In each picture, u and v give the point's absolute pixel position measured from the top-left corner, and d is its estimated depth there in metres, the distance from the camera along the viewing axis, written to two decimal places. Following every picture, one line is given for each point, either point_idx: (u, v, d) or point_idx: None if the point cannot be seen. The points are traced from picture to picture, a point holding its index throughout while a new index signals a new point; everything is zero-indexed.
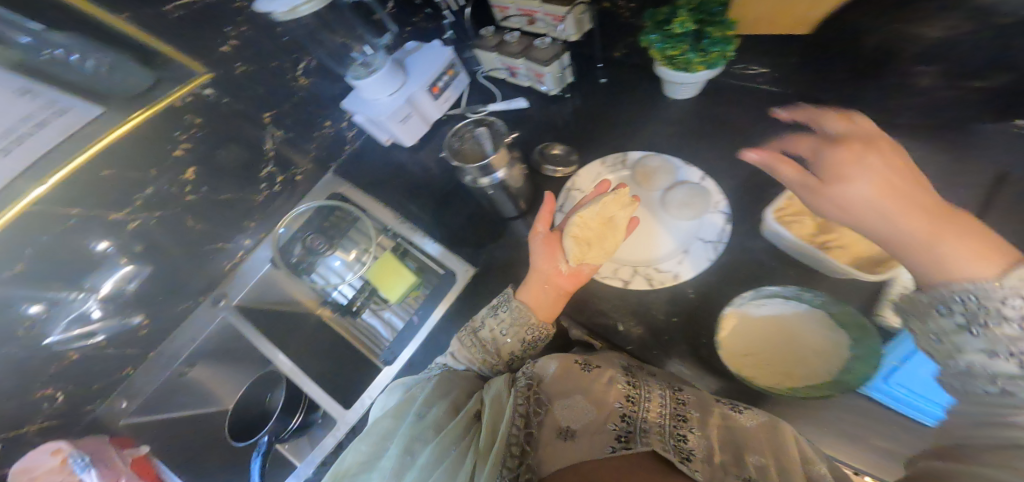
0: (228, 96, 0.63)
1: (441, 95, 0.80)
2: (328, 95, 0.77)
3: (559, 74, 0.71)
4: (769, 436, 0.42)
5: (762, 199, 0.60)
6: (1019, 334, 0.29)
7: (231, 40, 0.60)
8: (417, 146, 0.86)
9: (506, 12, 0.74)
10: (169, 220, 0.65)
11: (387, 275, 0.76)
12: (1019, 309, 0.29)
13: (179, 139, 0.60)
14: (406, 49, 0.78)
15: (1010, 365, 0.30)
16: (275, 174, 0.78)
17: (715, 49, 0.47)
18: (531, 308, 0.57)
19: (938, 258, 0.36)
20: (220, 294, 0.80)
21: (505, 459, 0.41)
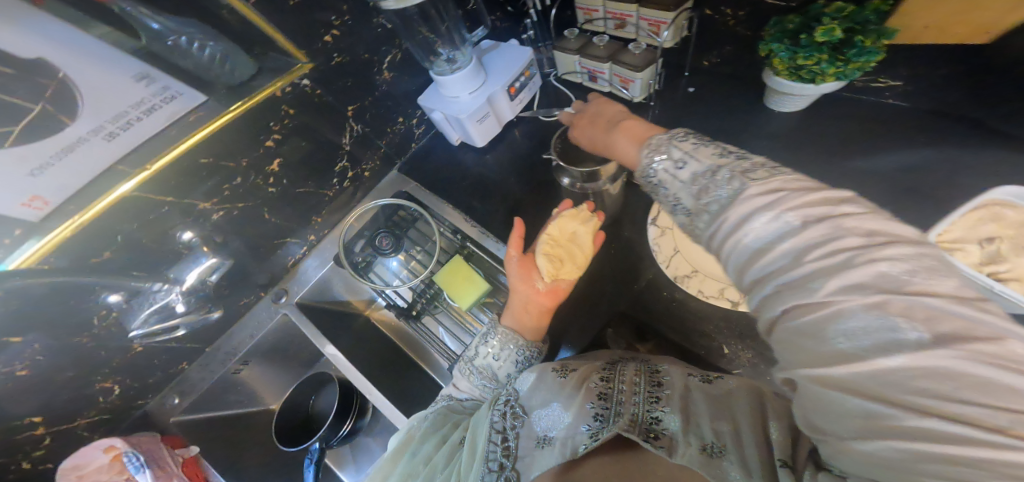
0: (318, 87, 0.63)
1: (516, 95, 0.78)
2: (406, 90, 0.77)
3: (648, 81, 0.69)
4: (737, 409, 0.38)
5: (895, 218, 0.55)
6: (670, 194, 0.40)
7: (331, 29, 0.60)
8: (487, 148, 0.84)
9: (592, 16, 0.74)
10: (247, 213, 0.65)
11: (458, 282, 0.73)
12: (658, 175, 0.41)
13: (273, 129, 0.61)
14: (482, 48, 0.77)
15: (682, 219, 0.38)
16: (347, 169, 0.76)
17: (861, 59, 0.47)
18: (517, 330, 0.59)
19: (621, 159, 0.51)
20: (280, 291, 0.77)
21: (485, 475, 0.38)
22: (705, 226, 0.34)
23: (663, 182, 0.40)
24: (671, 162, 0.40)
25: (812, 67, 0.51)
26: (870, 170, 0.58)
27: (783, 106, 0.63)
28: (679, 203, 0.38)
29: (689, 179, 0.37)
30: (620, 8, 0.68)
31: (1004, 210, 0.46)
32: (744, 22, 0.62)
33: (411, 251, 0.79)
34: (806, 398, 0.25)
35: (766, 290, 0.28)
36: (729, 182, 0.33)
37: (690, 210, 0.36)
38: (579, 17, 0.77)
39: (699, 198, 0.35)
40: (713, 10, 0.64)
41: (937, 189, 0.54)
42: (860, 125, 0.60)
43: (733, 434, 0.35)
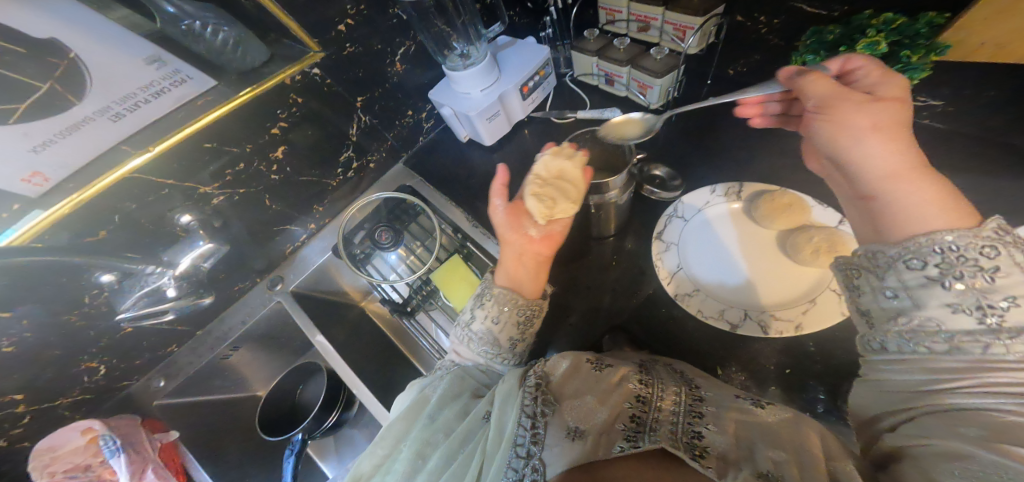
0: (329, 77, 0.62)
1: (529, 94, 0.76)
2: (418, 83, 0.75)
3: (667, 88, 0.69)
4: (794, 439, 0.35)
5: None
6: (991, 287, 0.30)
7: (346, 18, 0.59)
8: (495, 146, 0.83)
9: (615, 17, 0.72)
10: (248, 199, 0.64)
11: (455, 281, 0.72)
12: (999, 260, 0.31)
13: (279, 117, 0.60)
14: (498, 44, 0.75)
15: (974, 319, 0.31)
16: (353, 160, 0.75)
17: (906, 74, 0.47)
18: (514, 287, 0.57)
19: (901, 196, 0.37)
20: (275, 277, 0.76)
21: (512, 458, 0.36)
22: (1009, 344, 0.29)
23: (999, 270, 0.31)
24: (1016, 258, 0.31)
25: None
26: None
27: None
28: (996, 297, 0.30)
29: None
30: (646, 10, 0.66)
31: None
32: (770, 33, 0.60)
33: (410, 246, 0.77)
34: (957, 458, 0.26)
35: (1019, 397, 0.28)
36: None
37: (1007, 322, 0.30)
38: (601, 17, 0.74)
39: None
40: (745, 17, 0.60)
41: None
42: None
43: (791, 468, 0.32)
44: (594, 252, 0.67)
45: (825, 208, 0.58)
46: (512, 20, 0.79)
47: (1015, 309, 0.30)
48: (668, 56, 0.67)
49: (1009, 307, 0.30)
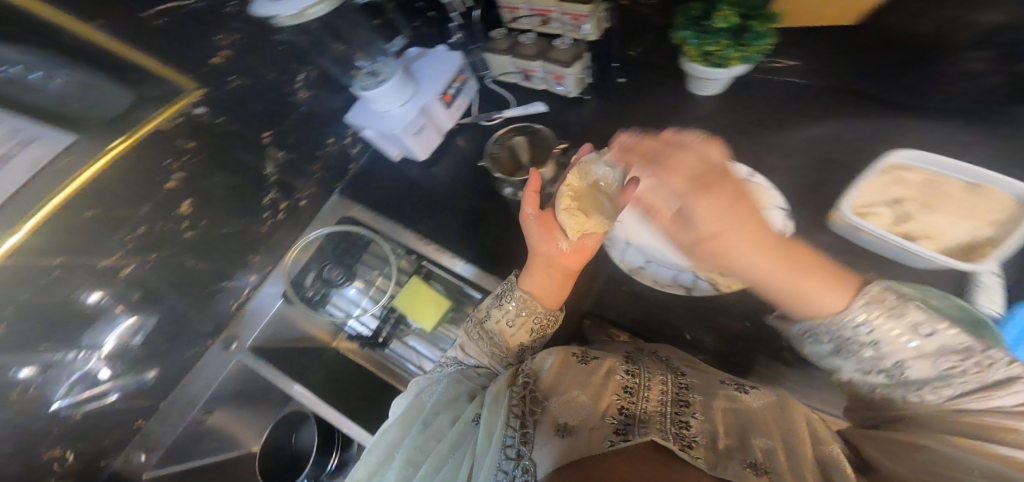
0: (220, 114, 0.58)
1: (452, 102, 0.78)
2: (333, 109, 0.75)
3: (580, 75, 0.73)
4: (778, 418, 0.41)
5: (822, 192, 0.58)
6: (880, 355, 0.37)
7: (222, 51, 0.55)
8: (431, 160, 0.83)
9: (517, 14, 0.74)
10: (165, 262, 0.60)
11: (421, 304, 0.75)
12: (874, 333, 0.37)
13: (171, 168, 0.55)
14: (409, 56, 0.75)
15: (882, 377, 0.38)
16: (279, 200, 0.75)
17: (755, 44, 0.50)
18: (536, 296, 0.58)
19: (803, 295, 0.41)
20: (229, 337, 0.75)
21: (501, 460, 0.38)
22: (920, 393, 0.35)
23: (879, 342, 0.37)
24: (897, 327, 0.36)
25: (717, 51, 0.53)
26: (790, 146, 0.61)
27: (700, 90, 0.66)
28: (892, 367, 0.37)
29: (931, 351, 0.35)
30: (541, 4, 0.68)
31: (903, 174, 0.47)
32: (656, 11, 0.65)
33: (368, 278, 0.79)
34: (916, 453, 0.33)
35: (957, 403, 0.33)
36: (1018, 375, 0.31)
37: (907, 377, 0.36)
38: (505, 16, 0.77)
39: (939, 370, 0.34)
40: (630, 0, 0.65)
41: (853, 162, 0.58)
42: (777, 104, 0.64)
43: (777, 451, 0.36)
44: None
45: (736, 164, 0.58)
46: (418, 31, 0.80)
47: (911, 369, 0.36)
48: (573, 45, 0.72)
49: (903, 368, 0.36)
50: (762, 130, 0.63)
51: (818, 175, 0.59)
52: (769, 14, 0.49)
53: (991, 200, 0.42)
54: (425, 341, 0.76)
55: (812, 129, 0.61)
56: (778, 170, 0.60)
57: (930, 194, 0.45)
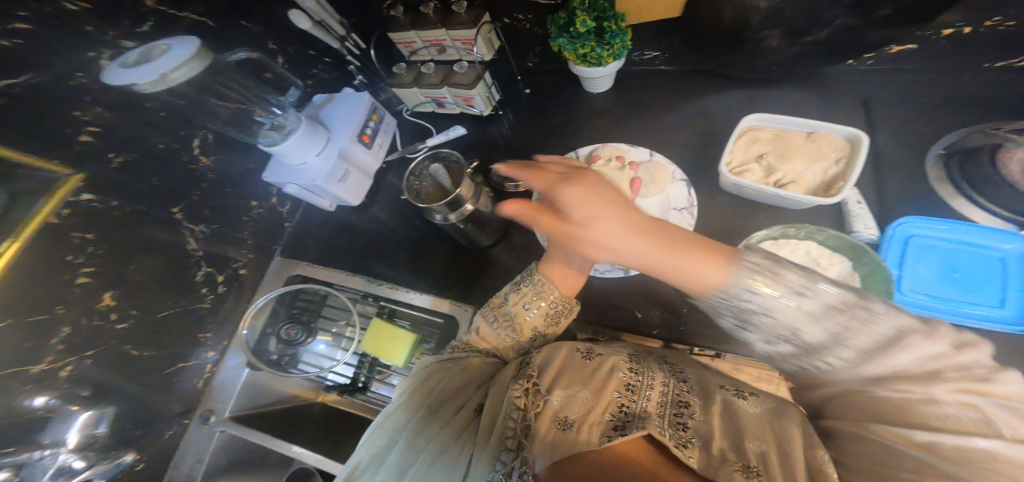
0: (113, 198, 0.57)
1: (372, 141, 0.80)
2: (247, 171, 0.76)
3: (485, 94, 0.76)
4: (775, 426, 0.40)
5: (709, 158, 0.65)
6: (774, 323, 0.35)
7: (84, 127, 0.52)
8: (365, 203, 0.85)
9: (414, 47, 0.79)
10: (105, 355, 0.59)
11: (385, 343, 0.71)
12: (759, 299, 0.35)
13: (74, 263, 0.54)
14: (315, 105, 0.78)
15: (787, 346, 0.36)
16: (214, 275, 0.74)
17: (617, 41, 0.60)
18: (557, 282, 0.54)
19: (678, 266, 0.40)
20: (207, 411, 0.74)
21: (502, 451, 0.41)
22: (828, 359, 0.34)
23: (770, 309, 0.35)
24: (767, 287, 0.35)
25: (590, 53, 0.62)
26: (674, 125, 0.69)
27: (593, 89, 0.74)
28: (788, 332, 0.35)
29: (815, 311, 0.34)
30: (433, 34, 0.73)
31: (756, 133, 0.55)
32: (534, 23, 0.72)
33: (334, 330, 0.79)
34: (863, 443, 0.33)
35: (881, 367, 0.32)
36: (889, 316, 0.32)
37: (809, 342, 0.34)
38: (404, 51, 0.81)
39: (832, 332, 0.33)
40: (509, 18, 0.72)
41: (725, 129, 0.66)
42: (656, 89, 0.72)
43: (770, 453, 0.37)
44: (490, 259, 0.74)
45: (637, 148, 0.66)
46: (318, 76, 0.83)
47: (807, 333, 0.34)
48: (470, 68, 0.75)
49: (802, 334, 0.34)
50: (647, 115, 0.71)
51: (703, 145, 0.66)
52: (617, 14, 0.60)
53: (828, 140, 0.51)
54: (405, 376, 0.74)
55: (690, 106, 0.69)
56: (669, 149, 0.67)
57: (782, 145, 0.53)
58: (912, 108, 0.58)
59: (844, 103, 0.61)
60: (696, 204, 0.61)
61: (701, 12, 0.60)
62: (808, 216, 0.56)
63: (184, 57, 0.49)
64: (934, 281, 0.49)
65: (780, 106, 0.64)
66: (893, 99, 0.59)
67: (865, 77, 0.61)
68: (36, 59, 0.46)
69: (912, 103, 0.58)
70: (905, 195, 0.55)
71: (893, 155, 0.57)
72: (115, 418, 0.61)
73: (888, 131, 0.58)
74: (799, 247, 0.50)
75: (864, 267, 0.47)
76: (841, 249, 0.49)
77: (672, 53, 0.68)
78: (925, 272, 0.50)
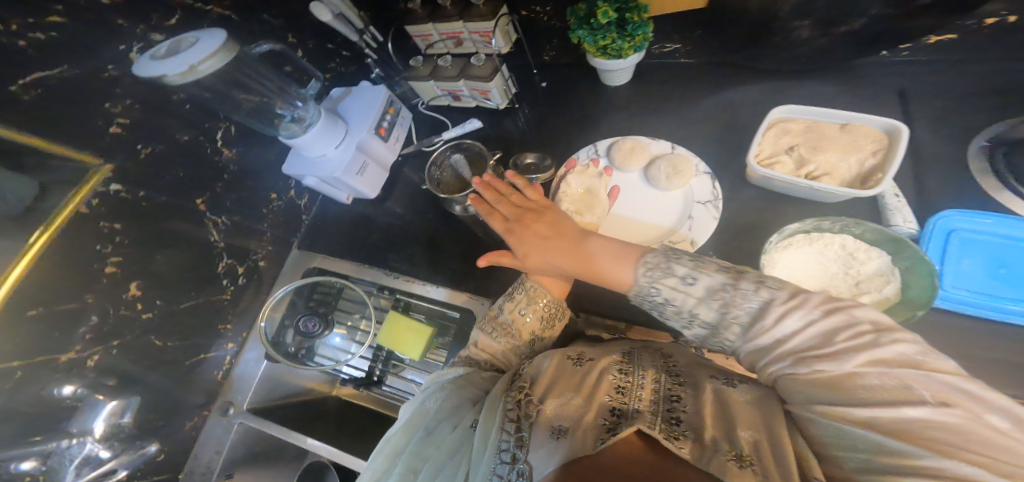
0: (140, 189, 0.57)
1: (388, 134, 0.79)
2: (267, 165, 0.76)
3: (503, 87, 0.76)
4: (757, 409, 0.37)
5: (733, 152, 0.63)
6: (680, 309, 0.43)
7: (115, 118, 0.53)
8: (381, 196, 0.85)
9: (430, 40, 0.78)
10: (131, 344, 0.60)
11: (402, 336, 0.71)
12: (663, 293, 0.43)
13: (103, 253, 0.54)
14: (334, 98, 0.78)
15: (701, 329, 0.42)
16: (235, 266, 0.74)
17: (639, 33, 0.59)
18: (546, 285, 0.57)
19: (605, 267, 0.49)
20: (226, 403, 0.74)
21: (496, 465, 0.38)
22: (732, 337, 0.40)
23: (669, 300, 0.43)
24: (665, 284, 0.43)
25: (611, 45, 0.61)
26: (697, 118, 0.67)
27: (612, 82, 0.73)
28: (687, 319, 0.42)
29: (702, 296, 0.41)
30: (451, 27, 0.72)
31: (786, 124, 0.54)
32: (553, 15, 0.71)
33: (349, 323, 0.79)
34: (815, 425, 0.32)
35: (809, 350, 0.34)
36: (753, 294, 0.38)
37: (708, 322, 0.41)
38: (420, 44, 0.81)
39: (719, 312, 0.40)
40: (528, 10, 0.72)
41: (750, 122, 0.64)
42: (678, 81, 0.70)
43: (764, 442, 0.34)
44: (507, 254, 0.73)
45: (658, 140, 0.65)
46: (336, 70, 0.83)
47: (701, 315, 0.41)
48: (487, 60, 0.75)
49: (697, 318, 0.42)
50: (668, 108, 0.70)
51: (727, 138, 0.65)
52: (639, 6, 0.59)
53: (861, 132, 0.50)
54: (421, 370, 0.74)
55: (713, 98, 0.67)
56: (691, 142, 0.66)
57: (813, 137, 0.52)
58: (947, 99, 0.56)
59: (876, 95, 0.59)
60: (721, 198, 0.59)
61: (725, 3, 0.59)
62: (840, 209, 0.55)
63: (212, 48, 0.50)
64: (979, 277, 0.47)
65: (808, 97, 0.62)
66: (927, 90, 0.57)
67: (899, 67, 0.59)
68: (69, 52, 0.47)
69: (948, 94, 0.56)
70: (943, 188, 0.53)
71: (928, 147, 0.55)
72: (139, 406, 0.62)
73: (921, 123, 0.56)
74: (833, 241, 0.49)
75: (904, 262, 0.45)
76: (881, 242, 0.47)
77: (693, 45, 0.67)
78: (968, 267, 0.48)
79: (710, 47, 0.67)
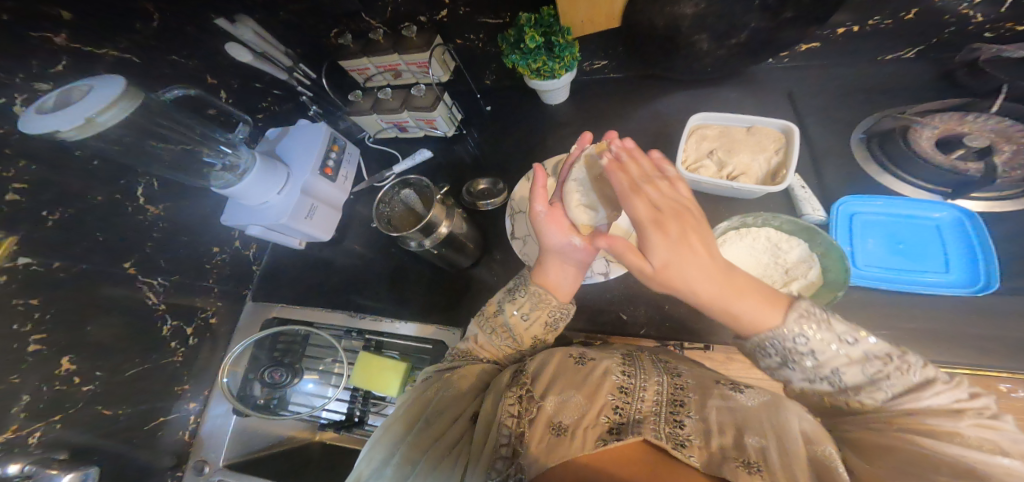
0: (56, 259, 0.54)
1: (335, 174, 0.78)
2: (206, 218, 0.74)
3: (448, 114, 0.77)
4: (770, 415, 0.41)
5: (668, 156, 0.68)
6: (820, 364, 0.39)
7: (12, 184, 0.48)
8: (336, 237, 0.84)
9: (367, 73, 0.79)
10: (72, 421, 0.56)
11: (375, 376, 0.70)
12: (810, 343, 0.39)
13: (22, 332, 0.51)
14: (270, 138, 0.77)
15: (826, 384, 0.39)
16: (183, 327, 0.71)
17: (566, 53, 0.62)
18: (551, 288, 0.55)
19: (749, 311, 0.41)
20: (200, 462, 0.70)
21: (497, 458, 0.42)
22: (858, 397, 0.38)
23: (816, 351, 0.38)
24: (818, 334, 0.38)
25: (542, 66, 0.64)
26: (633, 127, 0.71)
27: (553, 101, 0.76)
28: (827, 370, 0.38)
29: (860, 357, 0.38)
30: (386, 60, 0.73)
31: (703, 131, 0.58)
32: (488, 42, 0.73)
33: (321, 368, 0.77)
34: (885, 452, 0.35)
35: (923, 406, 0.35)
36: (918, 369, 0.37)
37: (845, 382, 0.38)
38: (358, 78, 0.81)
39: (868, 376, 0.37)
40: (463, 40, 0.73)
41: (679, 127, 0.69)
42: (611, 95, 0.74)
43: (768, 444, 0.39)
44: (472, 278, 0.74)
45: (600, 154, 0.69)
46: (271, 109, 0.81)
47: (844, 373, 0.38)
48: (429, 89, 0.75)
49: (840, 375, 0.38)
50: (607, 120, 0.73)
51: (664, 145, 0.69)
52: (563, 28, 0.61)
53: (764, 133, 0.55)
54: None
55: (644, 108, 0.72)
56: None
57: (727, 140, 0.57)
58: (842, 91, 0.63)
59: (783, 95, 0.66)
60: None
61: (638, 22, 0.63)
62: (765, 203, 0.60)
63: (110, 99, 0.47)
64: (882, 255, 0.53)
65: (732, 99, 0.68)
66: (828, 85, 0.64)
67: (798, 67, 0.66)
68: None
69: (843, 88, 0.63)
70: (849, 174, 0.59)
71: (833, 138, 0.61)
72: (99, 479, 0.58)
73: (828, 116, 0.63)
74: (759, 234, 0.54)
75: (820, 247, 0.51)
76: (796, 232, 0.53)
77: (621, 61, 0.71)
78: (873, 246, 0.54)
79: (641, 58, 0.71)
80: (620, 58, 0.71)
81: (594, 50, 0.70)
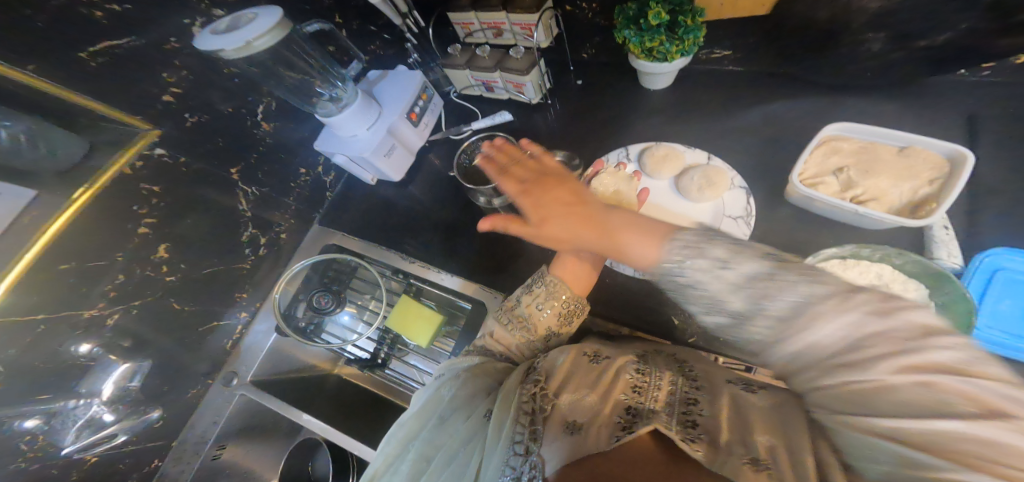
0: (179, 153, 0.58)
1: (419, 120, 0.79)
2: (299, 138, 0.77)
3: (538, 81, 0.75)
4: (779, 415, 0.35)
5: (772, 166, 0.62)
6: (709, 293, 0.33)
7: (169, 89, 0.55)
8: (404, 180, 0.85)
9: (471, 29, 0.78)
10: (155, 302, 0.61)
11: (410, 322, 0.71)
12: (694, 276, 0.34)
13: (138, 213, 0.55)
14: (370, 80, 0.78)
15: (724, 318, 0.33)
16: (258, 237, 0.75)
17: (689, 37, 0.58)
18: (569, 281, 0.56)
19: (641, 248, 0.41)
20: (229, 374, 0.74)
21: (510, 457, 0.37)
22: (752, 331, 0.31)
23: (701, 282, 0.34)
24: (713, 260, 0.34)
25: (658, 48, 0.60)
26: (738, 128, 0.66)
27: (652, 85, 0.72)
28: (716, 305, 0.33)
29: (738, 284, 0.32)
30: (493, 17, 0.71)
31: (838, 143, 0.53)
32: (601, 13, 0.70)
33: (359, 302, 0.79)
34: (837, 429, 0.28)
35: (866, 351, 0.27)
36: (800, 291, 0.30)
37: (736, 314, 0.32)
38: (460, 33, 0.80)
39: (779, 306, 0.30)
40: (572, 6, 0.71)
41: (793, 136, 0.63)
42: (722, 89, 0.69)
43: (780, 446, 0.32)
44: (528, 249, 0.72)
45: (693, 149, 0.64)
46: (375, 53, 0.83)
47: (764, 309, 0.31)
48: (526, 53, 0.74)
49: (751, 309, 0.31)
50: (710, 116, 0.68)
51: (769, 153, 0.63)
52: (694, 9, 0.57)
53: (923, 157, 0.48)
54: (426, 358, 0.74)
55: (753, 111, 0.66)
56: (726, 152, 0.65)
57: (866, 160, 0.51)
58: (1008, 126, 0.54)
59: (929, 123, 0.58)
60: (753, 215, 0.59)
61: (791, 9, 0.57)
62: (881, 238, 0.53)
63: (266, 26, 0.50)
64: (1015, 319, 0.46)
65: (863, 116, 0.61)
66: (995, 117, 0.54)
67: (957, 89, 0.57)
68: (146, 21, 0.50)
69: (1005, 123, 0.54)
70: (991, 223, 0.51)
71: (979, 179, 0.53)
72: (151, 371, 0.63)
73: (982, 152, 0.54)
74: (874, 267, 0.47)
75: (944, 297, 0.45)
76: (921, 275, 0.47)
77: (746, 53, 0.66)
78: (1007, 307, 0.46)
79: (771, 51, 0.64)
80: (746, 51, 0.65)
81: (719, 38, 0.66)
